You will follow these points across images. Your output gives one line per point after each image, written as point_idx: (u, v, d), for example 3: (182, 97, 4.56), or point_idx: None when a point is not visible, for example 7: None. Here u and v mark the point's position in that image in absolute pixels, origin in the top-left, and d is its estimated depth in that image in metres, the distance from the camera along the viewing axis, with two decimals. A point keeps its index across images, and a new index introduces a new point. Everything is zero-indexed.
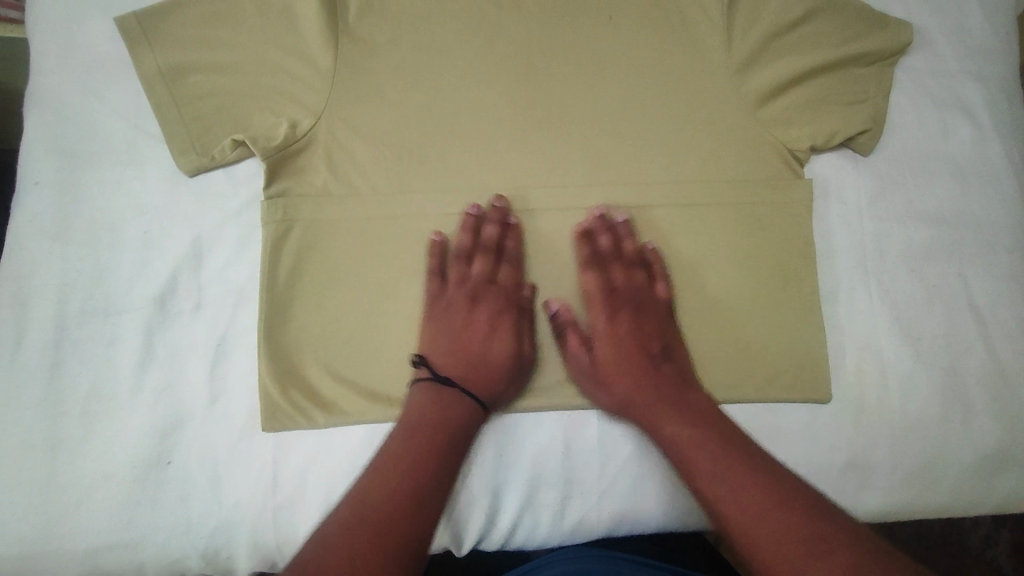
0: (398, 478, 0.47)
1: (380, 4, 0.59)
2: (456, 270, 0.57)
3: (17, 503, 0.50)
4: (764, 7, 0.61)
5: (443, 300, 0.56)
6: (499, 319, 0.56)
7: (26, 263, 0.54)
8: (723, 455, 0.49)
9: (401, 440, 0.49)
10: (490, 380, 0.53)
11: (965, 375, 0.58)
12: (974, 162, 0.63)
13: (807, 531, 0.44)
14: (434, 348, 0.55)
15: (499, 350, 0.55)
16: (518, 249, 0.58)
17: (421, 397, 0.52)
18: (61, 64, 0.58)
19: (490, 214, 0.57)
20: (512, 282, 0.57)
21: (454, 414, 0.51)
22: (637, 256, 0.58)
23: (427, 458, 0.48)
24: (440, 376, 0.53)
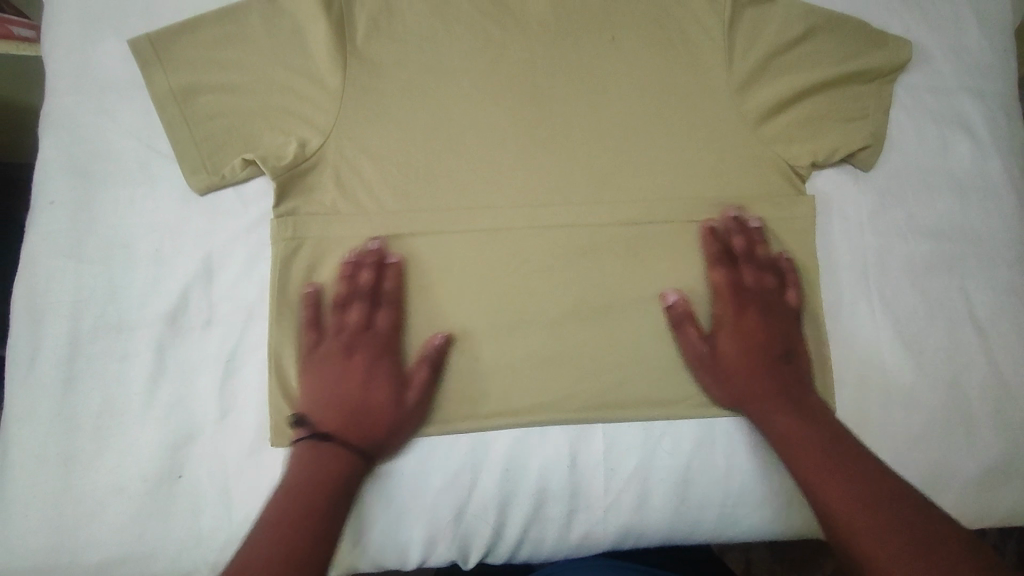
0: (281, 535, 0.46)
1: (387, 25, 0.60)
2: (334, 318, 0.56)
3: (31, 516, 0.51)
4: (763, 26, 0.62)
5: (319, 351, 0.55)
6: (375, 368, 0.54)
7: (40, 280, 0.55)
8: (826, 450, 0.51)
9: (283, 501, 0.49)
10: (369, 433, 0.53)
11: (967, 388, 0.59)
12: (974, 176, 0.63)
13: (903, 527, 0.46)
14: (313, 403, 0.53)
15: (376, 400, 0.53)
16: (396, 289, 0.56)
17: (301, 457, 0.51)
18: (75, 85, 0.59)
19: (365, 257, 0.56)
20: (389, 325, 0.55)
21: (337, 469, 0.51)
22: (771, 260, 0.59)
23: (306, 518, 0.48)
24: (317, 433, 0.52)
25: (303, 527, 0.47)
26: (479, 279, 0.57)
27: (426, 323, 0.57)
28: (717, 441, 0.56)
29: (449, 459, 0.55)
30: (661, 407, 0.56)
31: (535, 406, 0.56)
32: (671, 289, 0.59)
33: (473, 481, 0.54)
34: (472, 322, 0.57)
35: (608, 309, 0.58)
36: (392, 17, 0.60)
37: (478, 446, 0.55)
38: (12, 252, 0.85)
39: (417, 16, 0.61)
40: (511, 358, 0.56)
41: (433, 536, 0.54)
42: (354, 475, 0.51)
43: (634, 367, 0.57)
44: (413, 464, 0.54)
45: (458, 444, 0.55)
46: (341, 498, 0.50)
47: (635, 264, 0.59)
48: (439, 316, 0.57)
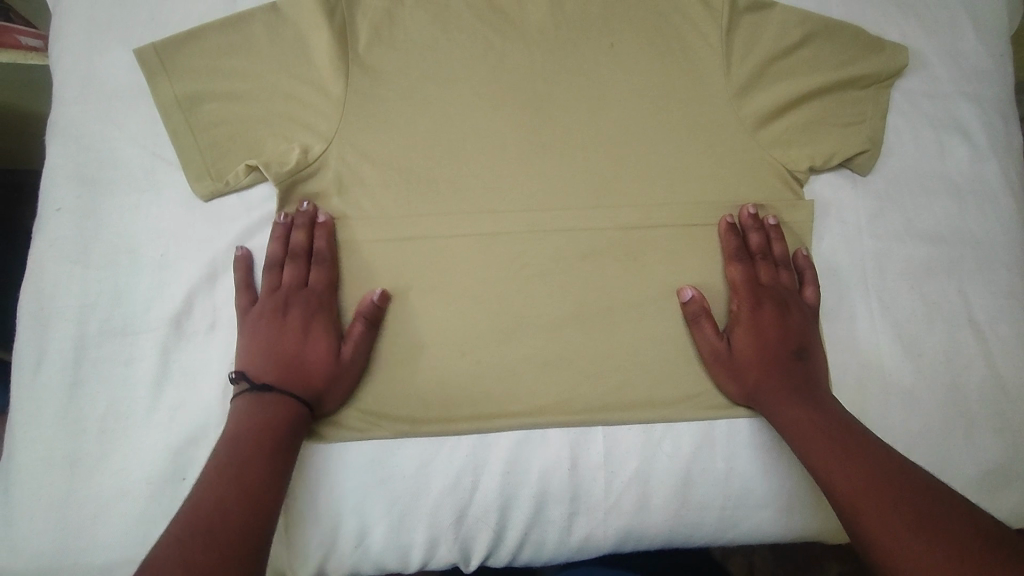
0: (227, 478, 0.47)
1: (389, 34, 0.61)
2: (269, 278, 0.57)
3: (37, 518, 0.52)
4: (760, 34, 0.63)
5: (257, 310, 0.56)
6: (311, 323, 0.55)
7: (47, 285, 0.56)
8: (838, 439, 0.50)
9: (227, 448, 0.49)
10: (308, 384, 0.53)
11: (966, 390, 0.59)
12: (972, 180, 0.64)
13: (921, 512, 0.45)
14: (251, 360, 0.54)
15: (313, 353, 0.54)
16: (329, 248, 0.57)
17: (238, 409, 0.51)
18: (83, 94, 0.60)
19: (298, 218, 0.57)
20: (324, 282, 0.56)
21: (278, 416, 0.51)
22: (787, 258, 0.60)
23: (252, 460, 0.48)
24: (255, 385, 0.52)
25: (251, 470, 0.48)
26: (479, 283, 0.58)
27: (427, 326, 0.57)
28: (717, 443, 0.57)
29: (449, 462, 0.55)
30: (661, 408, 0.57)
31: (536, 407, 0.56)
32: (671, 291, 0.59)
33: (474, 483, 0.55)
34: (473, 325, 0.57)
35: (608, 312, 0.58)
36: (394, 26, 0.61)
37: (479, 448, 0.55)
38: (19, 259, 0.85)
39: (418, 24, 0.62)
40: (511, 361, 0.57)
41: (434, 539, 0.54)
42: (298, 424, 0.52)
43: (634, 370, 0.57)
44: (415, 467, 0.55)
45: (460, 446, 0.55)
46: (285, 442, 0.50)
47: (634, 267, 0.59)
48: (440, 319, 0.57)
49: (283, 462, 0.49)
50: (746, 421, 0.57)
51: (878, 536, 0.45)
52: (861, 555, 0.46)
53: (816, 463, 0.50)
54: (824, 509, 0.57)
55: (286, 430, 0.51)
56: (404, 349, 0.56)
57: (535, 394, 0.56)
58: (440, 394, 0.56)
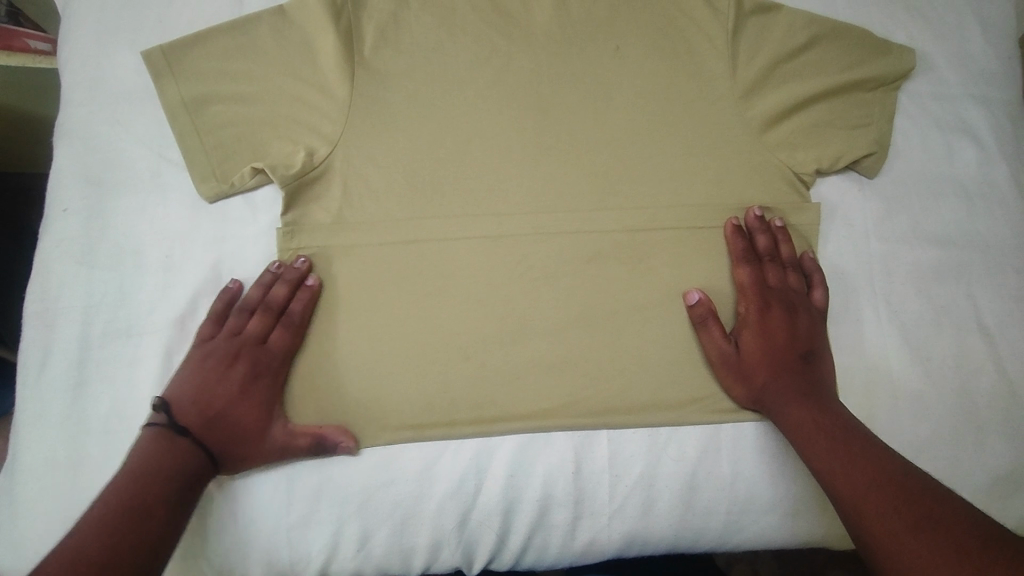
0: (120, 523, 0.45)
1: (394, 36, 0.61)
2: (234, 321, 0.56)
3: (41, 518, 0.52)
4: (765, 36, 0.63)
5: (206, 348, 0.54)
6: (252, 384, 0.53)
7: (54, 285, 0.56)
8: (840, 440, 0.50)
9: (126, 488, 0.47)
10: (228, 446, 0.52)
11: (976, 396, 0.58)
12: (980, 183, 0.63)
13: (920, 513, 0.44)
14: (182, 397, 0.52)
15: (241, 417, 0.52)
16: (303, 313, 0.56)
17: (146, 444, 0.50)
18: (91, 97, 0.60)
19: (287, 271, 0.56)
20: (281, 348, 0.55)
21: (185, 466, 0.49)
22: (794, 260, 0.59)
23: (146, 509, 0.46)
24: (175, 425, 0.50)
25: (140, 520, 0.46)
26: (483, 286, 0.58)
27: (431, 329, 0.57)
28: (723, 446, 0.56)
29: (452, 465, 0.54)
30: (665, 412, 0.56)
31: (539, 411, 0.56)
32: (676, 295, 0.59)
33: (477, 487, 0.54)
34: (476, 327, 0.57)
35: (612, 315, 0.58)
36: (399, 29, 0.62)
37: (482, 452, 0.55)
38: (26, 262, 0.86)
39: (423, 27, 0.62)
40: (515, 363, 0.56)
41: (438, 541, 0.54)
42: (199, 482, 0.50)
43: (638, 373, 0.57)
44: (417, 470, 0.54)
45: (463, 449, 0.55)
46: (181, 495, 0.48)
47: (638, 270, 0.59)
48: (444, 321, 0.57)
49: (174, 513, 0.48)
50: (752, 423, 0.57)
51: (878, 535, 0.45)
52: (863, 555, 0.46)
53: (818, 462, 0.50)
54: (831, 514, 0.57)
55: (186, 483, 0.49)
56: (408, 351, 0.56)
57: (538, 397, 0.56)
58: (443, 398, 0.55)
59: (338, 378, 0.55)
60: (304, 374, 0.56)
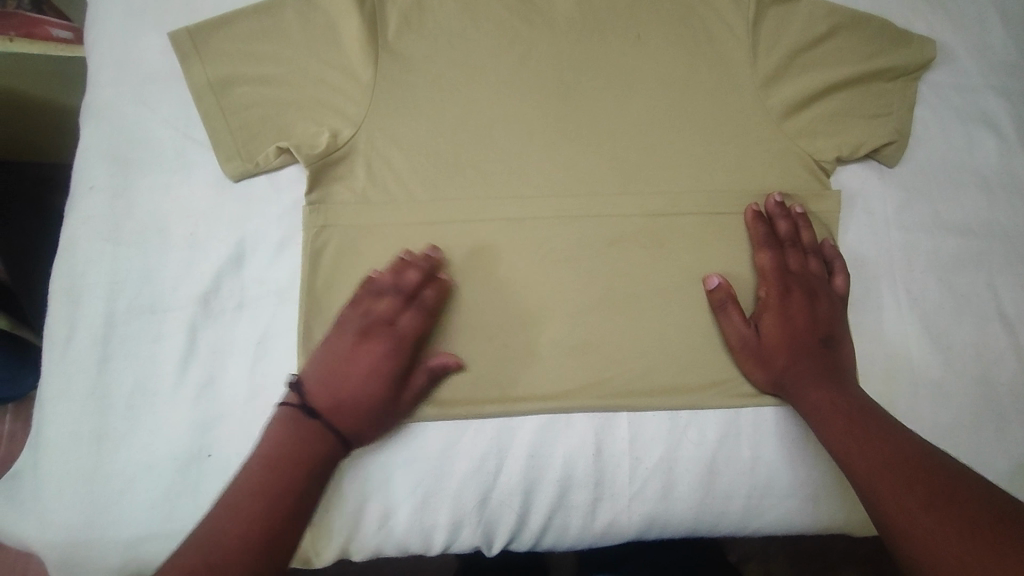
0: (257, 510, 0.47)
1: (418, 21, 0.62)
2: (364, 302, 0.55)
3: (66, 492, 0.52)
4: (786, 25, 0.63)
5: (337, 329, 0.54)
6: (383, 363, 0.53)
7: (79, 262, 0.56)
8: (857, 420, 0.51)
9: (265, 471, 0.49)
10: (356, 426, 0.52)
11: (997, 384, 0.58)
12: (1000, 174, 0.64)
13: (934, 490, 0.44)
14: (313, 375, 0.53)
15: (369, 395, 0.52)
16: (433, 300, 0.55)
17: (281, 426, 0.51)
18: (117, 76, 0.61)
19: (418, 260, 0.55)
20: (410, 328, 0.54)
21: (317, 454, 0.50)
22: (815, 247, 0.59)
23: (282, 496, 0.48)
24: (306, 407, 0.51)
25: (277, 505, 0.48)
26: (506, 269, 0.58)
27: (454, 310, 0.57)
28: (743, 431, 0.56)
29: (473, 445, 0.55)
30: (687, 395, 0.56)
31: (560, 393, 0.56)
32: (696, 280, 0.59)
33: (498, 467, 0.54)
34: (499, 309, 0.57)
35: (634, 299, 0.58)
36: (423, 14, 0.62)
37: (504, 431, 0.55)
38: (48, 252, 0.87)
39: (447, 12, 0.62)
40: (539, 346, 0.57)
41: (458, 521, 0.54)
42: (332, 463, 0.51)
43: (661, 357, 0.57)
44: (438, 449, 0.54)
45: (484, 429, 0.55)
46: (314, 479, 0.50)
47: (659, 255, 0.59)
48: (467, 303, 0.57)
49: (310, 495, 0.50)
50: (772, 408, 0.57)
51: (892, 511, 0.45)
52: (880, 531, 0.46)
53: (836, 442, 0.51)
54: (849, 501, 0.57)
55: (319, 468, 0.50)
56: (431, 332, 0.56)
57: (561, 379, 0.56)
58: (465, 379, 0.56)
59: None
60: None
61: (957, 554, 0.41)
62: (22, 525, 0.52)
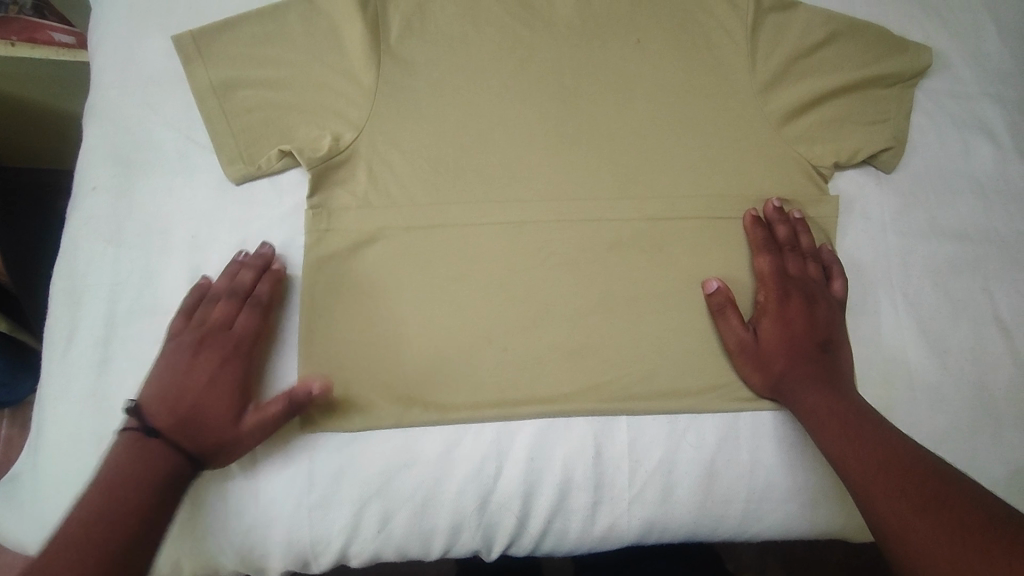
0: (95, 539, 0.45)
1: (421, 25, 0.62)
2: (200, 312, 0.55)
3: (66, 494, 0.52)
4: (785, 31, 0.64)
5: (174, 343, 0.53)
6: (221, 371, 0.52)
7: (80, 263, 0.56)
8: (852, 423, 0.51)
9: (101, 501, 0.47)
10: (201, 440, 0.50)
11: (994, 388, 0.59)
12: (996, 180, 0.64)
13: (924, 491, 0.45)
14: (151, 395, 0.51)
15: (212, 405, 0.51)
16: (269, 294, 0.56)
17: (121, 453, 0.49)
18: (120, 78, 0.61)
19: (251, 258, 0.56)
20: (248, 329, 0.54)
21: (159, 471, 0.49)
22: (814, 252, 0.60)
23: (122, 519, 0.46)
24: (146, 427, 0.50)
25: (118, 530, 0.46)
26: (505, 273, 0.58)
27: (453, 313, 0.57)
28: (742, 435, 0.56)
29: (473, 448, 0.55)
30: (684, 399, 0.57)
31: (557, 396, 0.56)
32: (695, 284, 0.59)
33: (497, 470, 0.55)
34: (496, 311, 0.57)
35: (633, 303, 0.58)
36: (425, 18, 0.63)
37: (504, 435, 0.55)
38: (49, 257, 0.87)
39: (449, 16, 0.63)
40: (537, 349, 0.57)
41: (458, 524, 0.54)
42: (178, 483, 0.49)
43: (659, 360, 0.57)
44: (438, 452, 0.54)
45: (484, 433, 0.55)
46: (156, 500, 0.48)
47: (658, 260, 0.59)
48: (466, 307, 0.57)
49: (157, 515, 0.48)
50: (771, 412, 0.57)
51: (885, 513, 0.46)
52: (875, 535, 0.47)
53: (831, 445, 0.51)
54: (849, 505, 0.57)
55: (164, 487, 0.49)
56: (430, 335, 0.57)
57: (558, 383, 0.56)
58: (464, 381, 0.56)
59: (361, 361, 0.56)
60: (327, 356, 0.56)
61: (946, 558, 0.41)
62: (23, 528, 0.52)
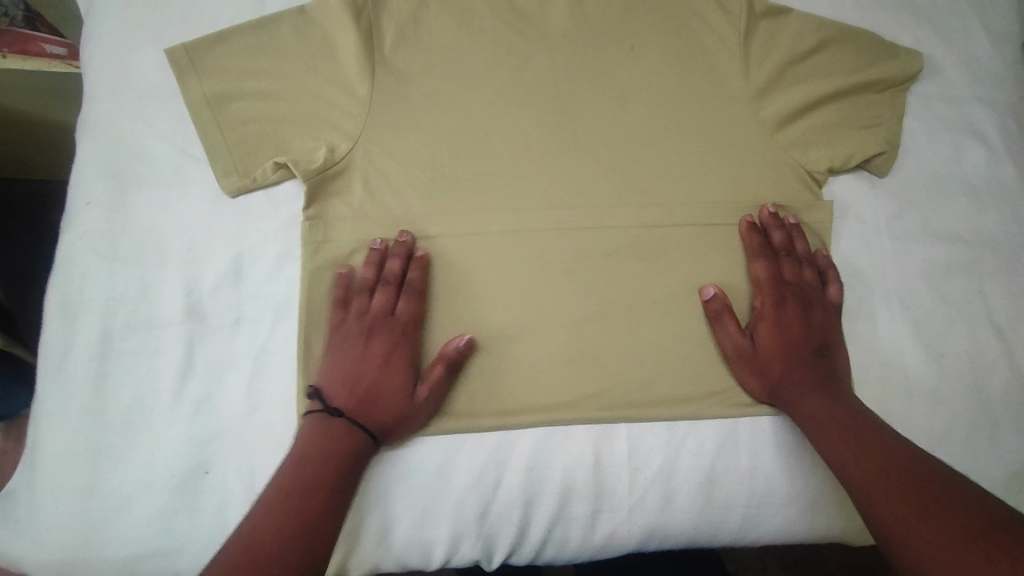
0: (295, 504, 0.46)
1: (413, 36, 0.62)
2: (358, 302, 0.56)
3: (61, 511, 0.51)
4: (777, 38, 0.64)
5: (341, 331, 0.56)
6: (392, 354, 0.55)
7: (75, 277, 0.56)
8: (853, 429, 0.51)
9: (297, 471, 0.48)
10: (382, 421, 0.52)
11: (990, 391, 0.59)
12: (988, 183, 0.65)
13: (926, 497, 0.45)
14: (328, 380, 0.54)
15: (389, 386, 0.53)
16: (422, 280, 0.57)
17: (312, 431, 0.51)
18: (113, 92, 0.61)
19: (395, 247, 0.57)
20: (410, 314, 0.56)
21: (351, 447, 0.50)
22: (809, 257, 0.60)
23: (320, 487, 0.48)
24: (331, 408, 0.52)
25: (317, 497, 0.47)
26: (504, 281, 0.58)
27: (450, 323, 0.57)
28: (740, 441, 0.57)
29: (472, 458, 0.55)
30: (683, 405, 0.57)
31: (557, 404, 0.56)
32: (692, 290, 0.59)
33: (497, 479, 0.54)
34: (495, 320, 0.57)
35: (631, 310, 0.58)
36: (418, 28, 0.63)
37: (503, 444, 0.55)
38: (43, 269, 0.87)
39: (442, 26, 0.63)
40: (536, 358, 0.57)
41: (457, 535, 0.54)
42: (363, 458, 0.51)
43: (659, 367, 0.57)
44: (437, 462, 0.54)
45: (483, 443, 0.55)
46: (345, 473, 0.49)
47: (656, 266, 0.60)
48: (464, 316, 0.57)
49: (349, 486, 0.49)
50: (769, 418, 0.57)
51: (888, 520, 0.45)
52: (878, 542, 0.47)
53: (832, 452, 0.51)
54: (846, 509, 0.57)
55: (352, 460, 0.50)
56: (429, 345, 0.57)
57: (557, 391, 0.56)
58: (463, 392, 0.56)
59: None
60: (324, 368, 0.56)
61: (949, 562, 0.41)
62: (15, 546, 0.51)
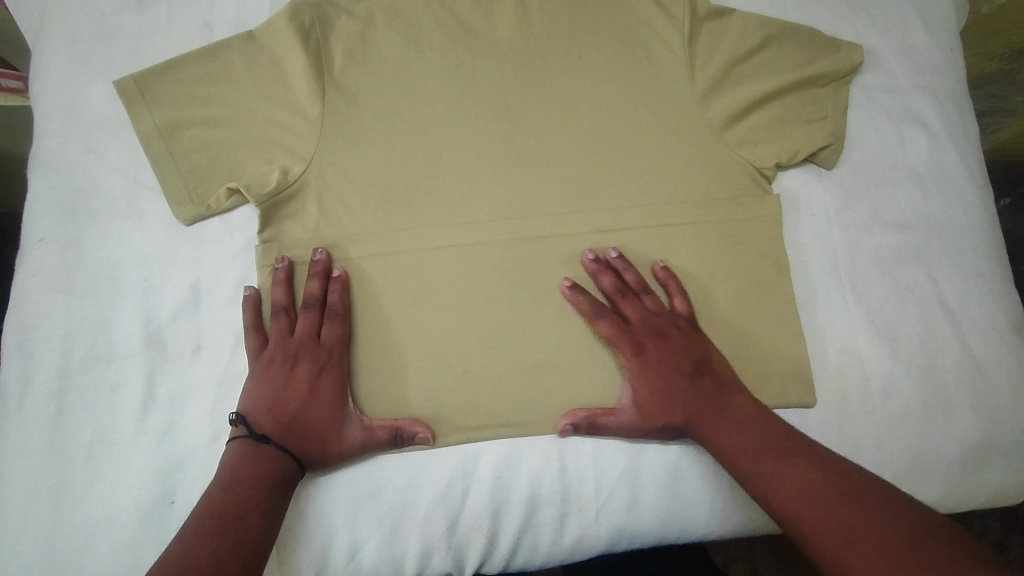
0: (218, 530, 0.46)
1: (361, 55, 0.63)
2: (279, 325, 0.56)
3: (23, 551, 0.51)
4: (720, 38, 0.65)
5: (264, 357, 0.56)
6: (319, 380, 0.55)
7: (32, 316, 0.56)
8: (767, 449, 0.51)
9: (222, 498, 0.48)
10: (308, 447, 0.53)
11: (945, 372, 0.60)
12: (933, 169, 0.66)
13: (854, 517, 0.46)
14: (254, 406, 0.54)
15: (316, 413, 0.54)
16: (342, 302, 0.57)
17: (234, 458, 0.51)
18: (63, 127, 0.61)
19: (312, 267, 0.57)
20: (335, 339, 0.56)
21: (276, 471, 0.51)
22: (642, 282, 0.60)
23: (246, 512, 0.48)
24: (256, 433, 0.52)
25: (242, 522, 0.47)
26: (461, 294, 0.59)
27: (412, 338, 0.58)
28: None
29: (439, 471, 0.55)
30: None
31: (520, 413, 0.57)
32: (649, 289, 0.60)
33: (464, 490, 0.55)
34: (456, 333, 0.58)
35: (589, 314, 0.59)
36: (366, 48, 0.63)
37: (469, 455, 0.56)
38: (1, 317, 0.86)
39: (390, 44, 0.64)
40: (497, 368, 0.58)
41: (428, 548, 0.54)
42: (288, 482, 0.51)
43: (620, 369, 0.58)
44: (405, 478, 0.55)
45: (448, 455, 0.56)
46: (274, 498, 0.50)
47: None
48: (424, 330, 0.58)
49: (274, 510, 0.50)
50: None
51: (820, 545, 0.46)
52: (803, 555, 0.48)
53: (750, 477, 0.51)
54: None
55: (277, 485, 0.50)
56: (390, 360, 0.57)
57: (520, 400, 0.57)
58: (428, 406, 0.56)
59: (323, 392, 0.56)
60: None
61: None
62: None
